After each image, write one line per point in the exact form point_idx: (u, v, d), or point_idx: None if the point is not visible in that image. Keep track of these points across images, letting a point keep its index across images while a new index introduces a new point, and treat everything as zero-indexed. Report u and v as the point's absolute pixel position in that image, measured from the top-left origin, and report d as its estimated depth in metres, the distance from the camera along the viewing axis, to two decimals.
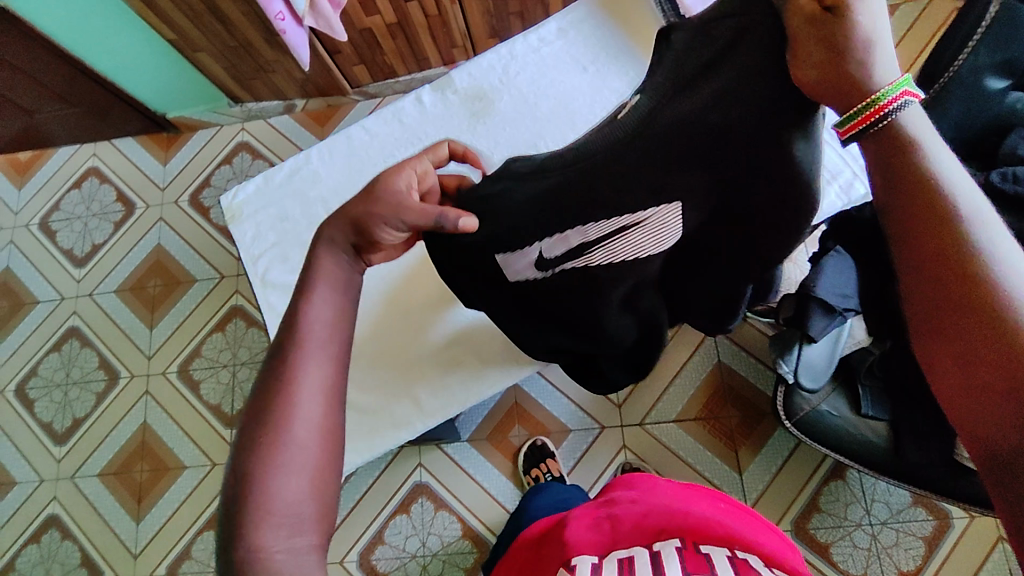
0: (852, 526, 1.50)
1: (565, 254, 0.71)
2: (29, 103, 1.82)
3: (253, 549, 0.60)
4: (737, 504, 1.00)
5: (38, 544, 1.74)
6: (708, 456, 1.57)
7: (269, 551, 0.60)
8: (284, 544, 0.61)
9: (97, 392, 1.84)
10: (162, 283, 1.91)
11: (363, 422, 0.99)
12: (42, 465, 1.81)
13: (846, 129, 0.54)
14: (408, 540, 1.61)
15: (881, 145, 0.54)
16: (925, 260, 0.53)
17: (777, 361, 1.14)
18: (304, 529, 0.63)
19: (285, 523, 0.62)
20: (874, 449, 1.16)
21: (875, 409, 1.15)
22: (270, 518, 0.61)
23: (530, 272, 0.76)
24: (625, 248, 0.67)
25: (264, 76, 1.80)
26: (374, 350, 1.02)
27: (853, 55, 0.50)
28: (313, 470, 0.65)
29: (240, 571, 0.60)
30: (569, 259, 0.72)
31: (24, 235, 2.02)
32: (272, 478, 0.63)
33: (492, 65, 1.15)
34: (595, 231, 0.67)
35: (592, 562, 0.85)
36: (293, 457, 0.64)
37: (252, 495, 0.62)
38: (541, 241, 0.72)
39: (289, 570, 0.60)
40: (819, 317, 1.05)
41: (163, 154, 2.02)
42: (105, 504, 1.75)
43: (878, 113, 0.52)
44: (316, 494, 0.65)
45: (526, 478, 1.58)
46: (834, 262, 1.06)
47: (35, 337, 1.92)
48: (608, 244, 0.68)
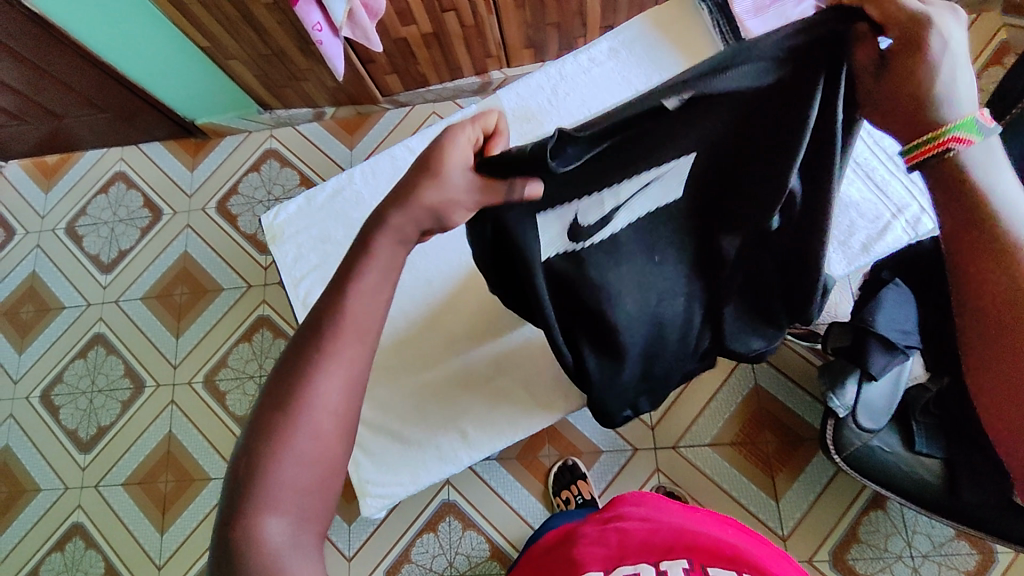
0: (892, 558, 1.46)
1: (596, 221, 0.75)
2: (59, 107, 1.81)
3: (250, 528, 0.58)
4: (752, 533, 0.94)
5: (61, 552, 1.73)
6: (744, 482, 1.54)
7: (269, 540, 0.58)
8: (285, 534, 0.59)
9: (122, 400, 1.83)
10: (188, 290, 1.89)
11: (409, 452, 0.98)
12: (67, 472, 1.79)
13: (912, 157, 0.63)
14: (435, 559, 1.59)
15: (939, 176, 0.63)
16: (975, 281, 0.64)
17: (827, 395, 1.12)
18: (304, 519, 0.60)
19: (289, 513, 0.59)
20: (928, 488, 1.13)
21: (930, 446, 1.10)
22: (274, 501, 0.59)
23: (560, 245, 0.76)
24: (645, 202, 0.74)
25: (296, 84, 1.78)
26: (421, 380, 1.00)
27: (929, 92, 0.58)
28: (323, 459, 0.62)
29: (237, 556, 0.58)
30: (598, 225, 0.75)
31: (50, 239, 2.01)
32: (281, 462, 0.60)
33: (541, 84, 1.14)
34: (625, 191, 0.72)
35: None
36: (305, 444, 0.61)
37: (259, 478, 0.60)
38: (578, 207, 0.73)
39: (289, 564, 0.58)
40: (878, 355, 1.02)
41: (191, 159, 2.00)
42: (130, 513, 1.74)
43: (941, 146, 0.60)
44: (321, 484, 0.62)
45: (557, 500, 1.55)
46: (892, 296, 1.02)
47: (61, 342, 1.91)
48: (630, 203, 0.74)
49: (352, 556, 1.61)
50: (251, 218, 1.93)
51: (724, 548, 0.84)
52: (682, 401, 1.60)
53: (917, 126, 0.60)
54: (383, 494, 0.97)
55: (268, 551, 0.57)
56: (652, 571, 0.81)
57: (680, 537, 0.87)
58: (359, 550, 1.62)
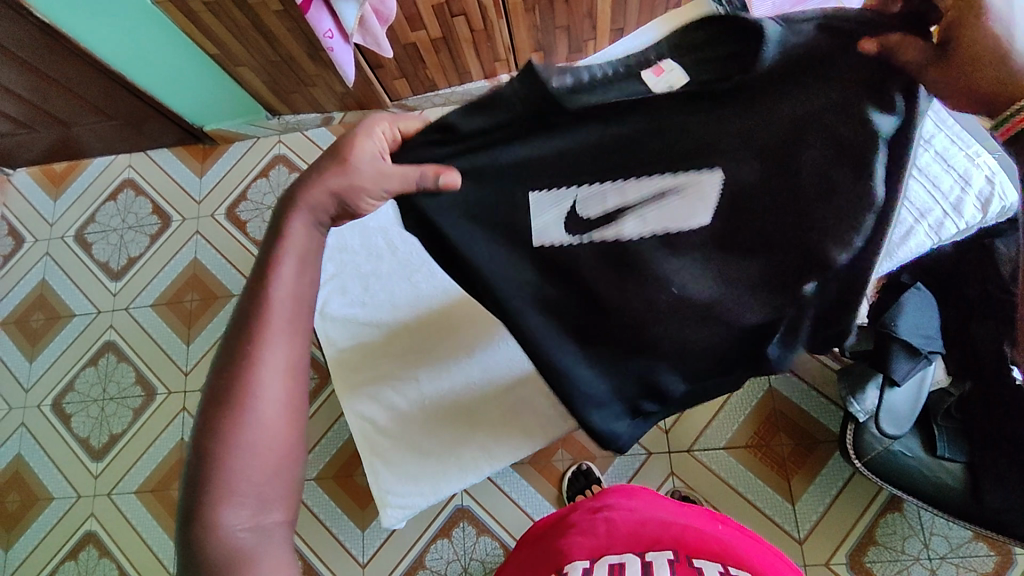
0: (909, 560, 1.45)
1: (601, 216, 0.72)
2: (67, 115, 1.81)
3: (209, 525, 0.57)
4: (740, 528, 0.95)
5: (75, 561, 1.73)
6: (759, 485, 1.53)
7: (230, 530, 0.57)
8: (247, 523, 0.58)
9: (134, 408, 1.83)
10: (198, 297, 1.89)
11: (429, 463, 0.98)
12: (80, 480, 1.79)
13: (1002, 133, 0.55)
14: (450, 565, 1.58)
15: (1020, 156, 0.55)
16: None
17: (846, 398, 1.12)
18: (270, 509, 0.59)
19: (247, 503, 0.58)
20: (951, 493, 1.13)
21: (951, 450, 1.13)
22: (232, 493, 0.58)
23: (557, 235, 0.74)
24: (659, 216, 0.70)
25: (305, 89, 1.78)
26: (439, 389, 1.00)
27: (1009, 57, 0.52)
28: (277, 446, 0.60)
29: (196, 549, 0.57)
30: (600, 225, 0.73)
31: (59, 246, 2.01)
32: (237, 453, 0.58)
33: None
34: (632, 186, 0.70)
35: (584, 567, 0.82)
36: (258, 432, 0.59)
37: (214, 470, 0.58)
38: (579, 191, 0.72)
39: (251, 551, 0.57)
40: (903, 360, 1.02)
41: (199, 166, 2.00)
42: (143, 521, 1.74)
43: None
44: (280, 468, 0.60)
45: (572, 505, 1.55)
46: (916, 298, 1.05)
47: (72, 350, 1.91)
48: (642, 209, 0.71)
49: (366, 562, 1.61)
50: (260, 224, 1.93)
51: (710, 542, 0.86)
52: (696, 405, 1.60)
53: (998, 97, 0.54)
54: (405, 505, 0.97)
55: (232, 545, 0.57)
56: (638, 562, 0.82)
57: (666, 529, 0.89)
58: (373, 556, 1.61)
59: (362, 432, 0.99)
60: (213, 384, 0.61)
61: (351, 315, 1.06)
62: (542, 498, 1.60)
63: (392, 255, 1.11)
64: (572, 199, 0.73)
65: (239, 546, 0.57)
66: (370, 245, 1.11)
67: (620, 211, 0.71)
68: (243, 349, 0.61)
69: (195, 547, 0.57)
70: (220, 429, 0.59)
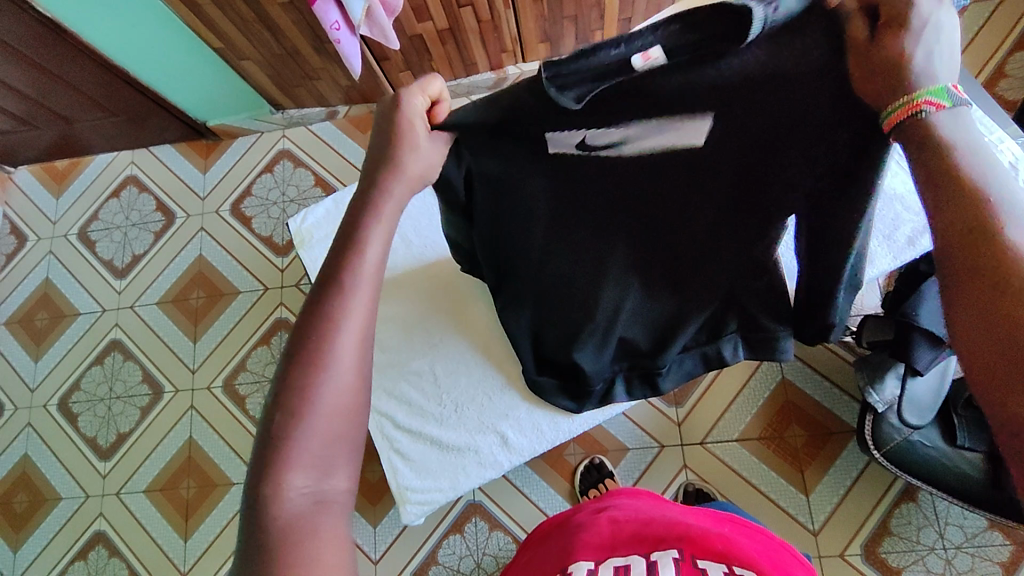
0: (924, 550, 1.45)
1: (603, 142, 0.64)
2: (69, 111, 1.79)
3: (276, 486, 0.53)
4: (754, 530, 0.94)
5: (84, 561, 1.72)
6: (773, 477, 1.52)
7: (293, 491, 0.53)
8: (311, 487, 0.54)
9: (141, 407, 1.81)
10: (204, 294, 1.87)
11: (445, 458, 0.97)
12: (88, 480, 1.78)
13: (891, 122, 0.50)
14: (463, 560, 1.58)
15: (909, 143, 0.50)
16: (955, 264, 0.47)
17: (865, 390, 1.12)
18: (333, 478, 0.56)
19: (313, 464, 0.55)
20: (973, 484, 1.12)
21: (972, 440, 1.12)
22: (300, 454, 0.55)
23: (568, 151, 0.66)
24: (659, 143, 0.62)
25: (309, 83, 1.76)
26: (454, 382, 0.99)
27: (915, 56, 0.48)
28: (349, 407, 0.58)
29: (256, 508, 0.53)
30: (605, 147, 0.65)
31: (63, 244, 1.99)
32: (308, 414, 0.56)
33: None
34: (635, 127, 0.61)
35: (589, 567, 0.81)
36: (330, 393, 0.57)
37: (281, 427, 0.55)
38: (589, 128, 0.62)
39: (312, 517, 0.53)
40: (925, 350, 0.99)
41: (203, 161, 1.98)
42: (152, 520, 1.72)
43: (917, 109, 0.48)
44: (345, 434, 0.57)
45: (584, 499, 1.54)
46: (936, 289, 1.03)
47: (77, 349, 1.89)
48: (640, 138, 0.62)
49: (378, 559, 1.60)
50: (265, 220, 1.91)
51: (715, 540, 0.84)
52: (709, 397, 1.59)
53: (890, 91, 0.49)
54: (423, 501, 0.96)
55: (296, 509, 0.53)
56: (643, 562, 0.81)
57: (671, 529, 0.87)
58: (385, 553, 1.61)
59: (380, 427, 0.98)
60: (290, 344, 0.59)
61: None
62: (555, 493, 1.60)
63: (407, 250, 1.07)
64: (581, 132, 0.63)
65: (303, 512, 0.53)
66: None
67: (620, 141, 0.63)
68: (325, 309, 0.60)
69: (260, 507, 0.52)
70: (294, 388, 0.56)
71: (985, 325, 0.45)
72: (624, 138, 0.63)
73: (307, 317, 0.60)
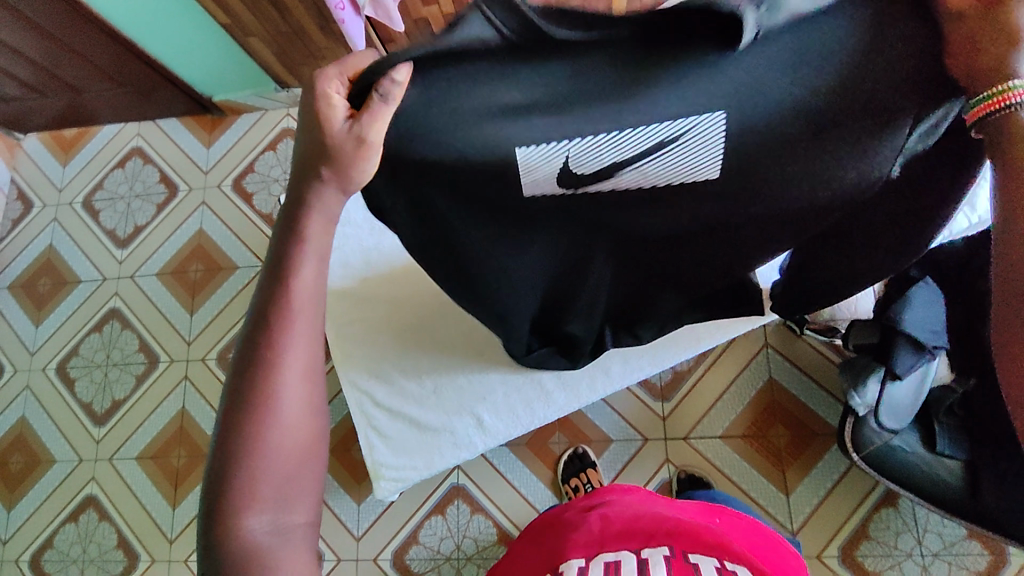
0: (901, 556, 1.45)
1: (594, 172, 0.62)
2: (78, 81, 1.81)
3: (236, 528, 0.59)
4: (736, 523, 0.96)
5: (75, 523, 1.76)
6: (754, 475, 1.53)
7: (253, 531, 0.59)
8: (269, 523, 0.60)
9: (136, 375, 1.84)
10: (203, 268, 1.89)
11: (421, 437, 0.99)
12: (82, 444, 1.82)
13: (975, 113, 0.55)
14: (443, 542, 1.60)
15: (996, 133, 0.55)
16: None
17: (849, 392, 1.10)
18: (294, 505, 0.62)
19: (268, 504, 0.61)
20: (950, 491, 1.12)
21: (952, 448, 1.12)
22: (257, 497, 0.60)
23: (547, 187, 0.63)
24: (657, 167, 0.62)
25: (314, 62, 1.77)
26: (433, 364, 1.00)
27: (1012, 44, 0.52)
28: (300, 444, 0.63)
29: (221, 547, 0.59)
30: (596, 179, 0.63)
31: (67, 212, 2.02)
32: (261, 456, 0.61)
33: None
34: (631, 145, 0.59)
35: (580, 566, 0.80)
36: (279, 434, 0.62)
37: (235, 473, 0.60)
38: (575, 146, 0.59)
39: (275, 548, 0.60)
40: (907, 354, 0.99)
41: (207, 136, 2.00)
42: (142, 487, 1.76)
43: (1004, 102, 0.53)
44: (297, 468, 0.63)
45: (566, 488, 1.55)
46: (923, 293, 1.03)
47: (76, 316, 1.92)
48: (639, 165, 0.62)
49: (360, 536, 1.63)
50: (266, 197, 1.93)
51: (705, 535, 0.84)
52: (695, 393, 1.60)
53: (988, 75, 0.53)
54: (398, 478, 0.99)
55: (257, 546, 0.59)
56: (634, 557, 0.81)
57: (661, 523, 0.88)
58: (368, 530, 1.63)
59: (359, 404, 1.00)
60: (229, 392, 0.62)
61: (350, 287, 1.05)
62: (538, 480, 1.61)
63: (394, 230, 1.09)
64: (564, 154, 0.60)
65: (268, 540, 0.60)
66: (369, 220, 1.10)
67: (616, 165, 0.62)
68: (260, 357, 0.62)
69: (222, 546, 0.59)
70: (242, 436, 0.61)
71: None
72: (620, 162, 0.61)
73: (240, 365, 0.62)
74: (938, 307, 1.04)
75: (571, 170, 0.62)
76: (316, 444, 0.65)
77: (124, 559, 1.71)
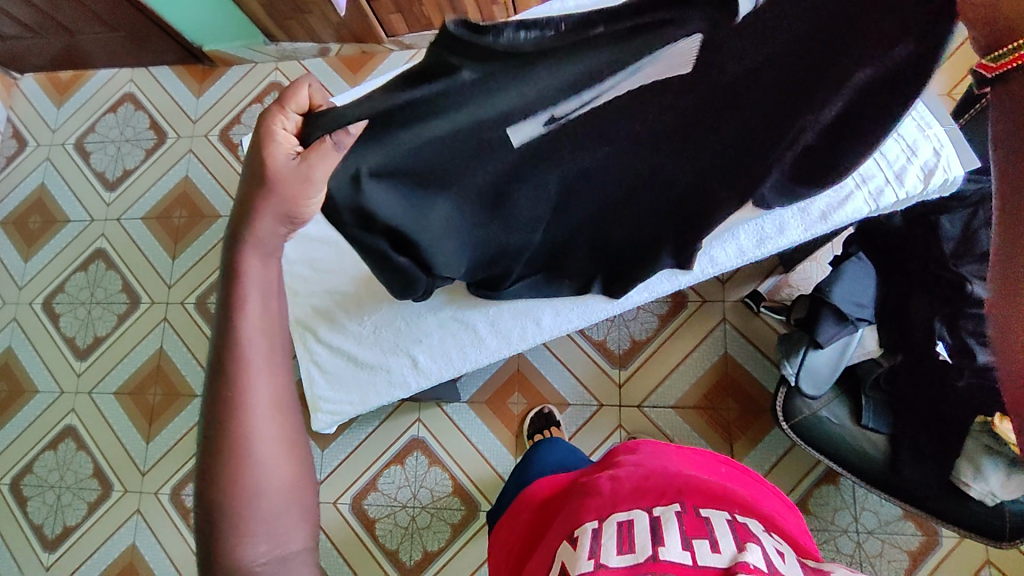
0: (837, 531, 1.50)
1: (577, 107, 0.69)
2: (71, 23, 1.84)
3: (234, 563, 0.61)
4: (739, 470, 1.01)
5: (54, 451, 1.84)
6: (702, 446, 1.57)
7: (251, 564, 0.61)
8: (265, 554, 0.62)
9: (118, 314, 1.90)
10: (187, 214, 1.94)
11: (359, 374, 1.05)
12: (64, 377, 1.89)
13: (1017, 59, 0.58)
14: (400, 490, 1.66)
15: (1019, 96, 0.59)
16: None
17: (782, 360, 1.14)
18: (291, 532, 0.64)
19: (262, 536, 0.62)
20: (871, 461, 1.16)
21: (876, 421, 1.17)
22: (249, 534, 0.62)
23: (533, 132, 0.71)
24: (637, 79, 0.67)
25: (302, 16, 1.79)
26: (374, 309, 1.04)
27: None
28: (282, 475, 0.65)
29: None
30: (578, 108, 0.70)
31: (59, 153, 2.06)
32: (248, 493, 0.62)
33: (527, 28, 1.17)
34: (609, 79, 0.66)
35: (592, 528, 0.85)
36: (262, 470, 0.64)
37: (222, 515, 0.62)
38: (558, 104, 0.67)
39: None
40: (830, 324, 1.02)
41: (197, 86, 2.03)
42: (119, 421, 1.83)
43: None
44: (286, 496, 0.64)
45: (530, 442, 1.61)
46: (854, 268, 1.06)
47: (64, 255, 1.98)
48: (619, 81, 0.66)
49: (322, 479, 1.70)
50: None
51: (715, 489, 0.89)
52: (651, 362, 1.63)
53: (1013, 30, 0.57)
54: (334, 411, 1.06)
55: None
56: (645, 516, 0.86)
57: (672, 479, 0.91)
58: (329, 475, 1.70)
59: (302, 340, 1.06)
60: (204, 442, 0.64)
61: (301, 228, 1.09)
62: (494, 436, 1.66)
63: None
64: (549, 111, 0.68)
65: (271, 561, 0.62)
66: None
67: (597, 92, 0.67)
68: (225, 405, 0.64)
69: None
70: (223, 480, 0.63)
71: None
72: (600, 92, 0.67)
73: (209, 404, 0.64)
74: (868, 283, 1.06)
75: (556, 115, 0.70)
76: (302, 475, 0.67)
77: (99, 487, 1.79)
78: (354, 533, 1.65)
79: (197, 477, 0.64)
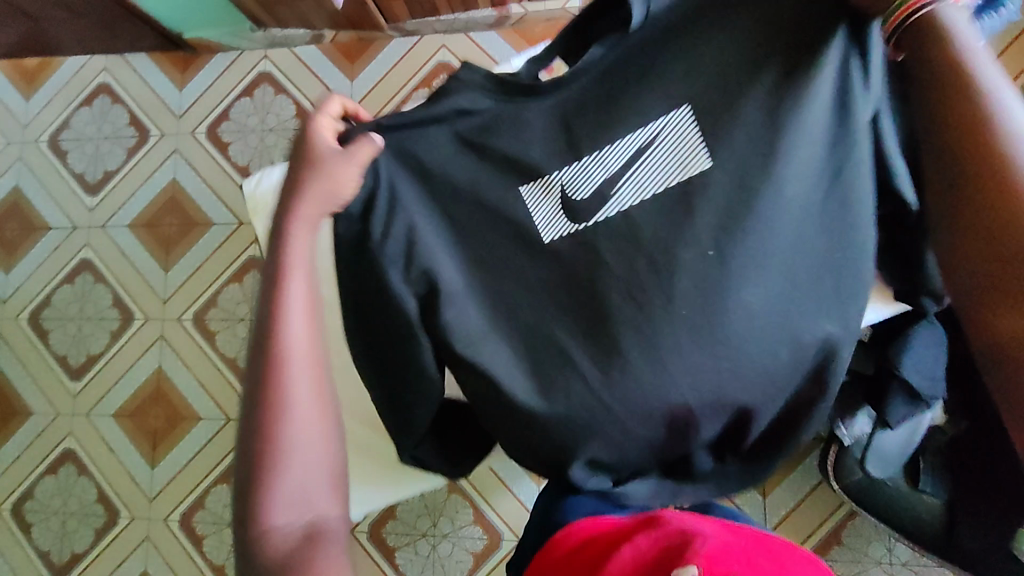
0: (870, 563, 1.46)
1: (590, 194, 0.82)
2: None
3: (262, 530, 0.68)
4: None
5: (55, 476, 1.76)
6: None
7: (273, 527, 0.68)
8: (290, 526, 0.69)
9: (110, 331, 1.79)
10: (178, 222, 1.80)
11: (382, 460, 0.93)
12: (58, 398, 1.79)
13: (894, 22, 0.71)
14: (419, 519, 1.61)
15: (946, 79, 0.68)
16: (958, 175, 0.67)
17: (839, 425, 1.08)
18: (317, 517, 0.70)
19: (289, 520, 0.69)
20: (925, 525, 1.13)
21: (932, 486, 1.12)
22: (282, 503, 0.69)
23: (559, 223, 0.82)
24: (646, 174, 0.81)
25: (294, 4, 1.60)
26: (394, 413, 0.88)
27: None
28: (320, 456, 0.72)
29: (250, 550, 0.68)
30: (596, 203, 0.82)
31: (32, 152, 1.89)
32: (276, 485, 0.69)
33: None
34: (613, 157, 0.81)
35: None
36: (295, 457, 0.70)
37: (257, 512, 0.69)
38: (567, 173, 0.82)
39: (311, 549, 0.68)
40: (902, 405, 0.95)
41: (179, 76, 1.84)
42: (121, 445, 1.75)
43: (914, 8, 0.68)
44: (322, 481, 0.71)
45: None
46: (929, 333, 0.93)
47: (47, 266, 1.84)
48: (631, 176, 0.81)
49: None
50: (243, 148, 1.81)
51: None
52: None
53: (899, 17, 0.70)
54: None
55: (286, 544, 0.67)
56: None
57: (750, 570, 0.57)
58: None
59: None
60: (248, 416, 0.72)
61: None
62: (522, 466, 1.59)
63: None
64: (562, 182, 0.82)
65: (298, 541, 0.68)
66: None
67: (610, 183, 0.81)
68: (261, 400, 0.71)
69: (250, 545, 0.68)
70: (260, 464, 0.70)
71: (1003, 237, 0.65)
72: (609, 175, 0.82)
73: (250, 400, 0.72)
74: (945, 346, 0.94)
75: (572, 201, 0.82)
76: (330, 454, 0.73)
77: (105, 514, 1.73)
78: (372, 563, 1.60)
79: (240, 440, 0.72)
